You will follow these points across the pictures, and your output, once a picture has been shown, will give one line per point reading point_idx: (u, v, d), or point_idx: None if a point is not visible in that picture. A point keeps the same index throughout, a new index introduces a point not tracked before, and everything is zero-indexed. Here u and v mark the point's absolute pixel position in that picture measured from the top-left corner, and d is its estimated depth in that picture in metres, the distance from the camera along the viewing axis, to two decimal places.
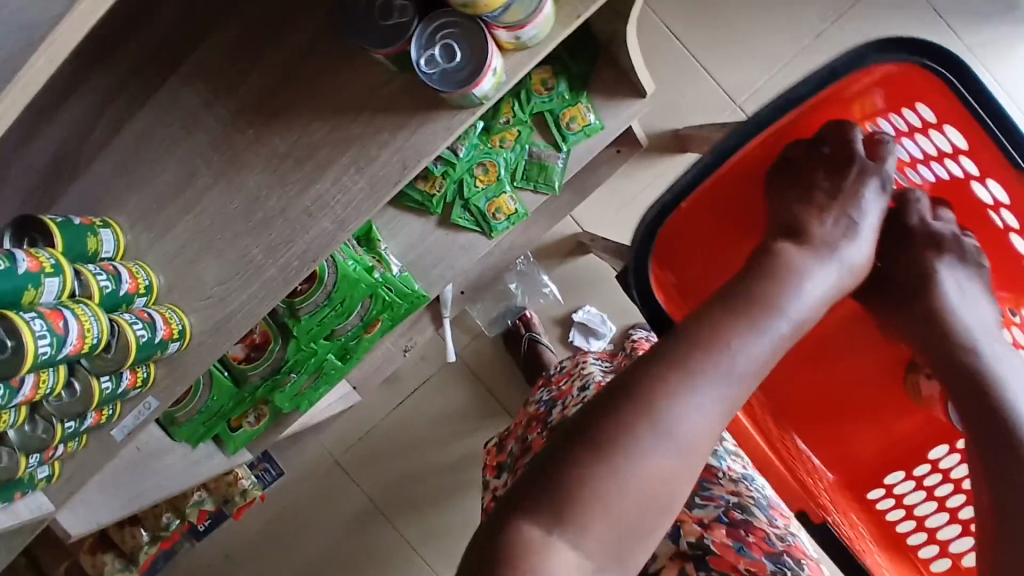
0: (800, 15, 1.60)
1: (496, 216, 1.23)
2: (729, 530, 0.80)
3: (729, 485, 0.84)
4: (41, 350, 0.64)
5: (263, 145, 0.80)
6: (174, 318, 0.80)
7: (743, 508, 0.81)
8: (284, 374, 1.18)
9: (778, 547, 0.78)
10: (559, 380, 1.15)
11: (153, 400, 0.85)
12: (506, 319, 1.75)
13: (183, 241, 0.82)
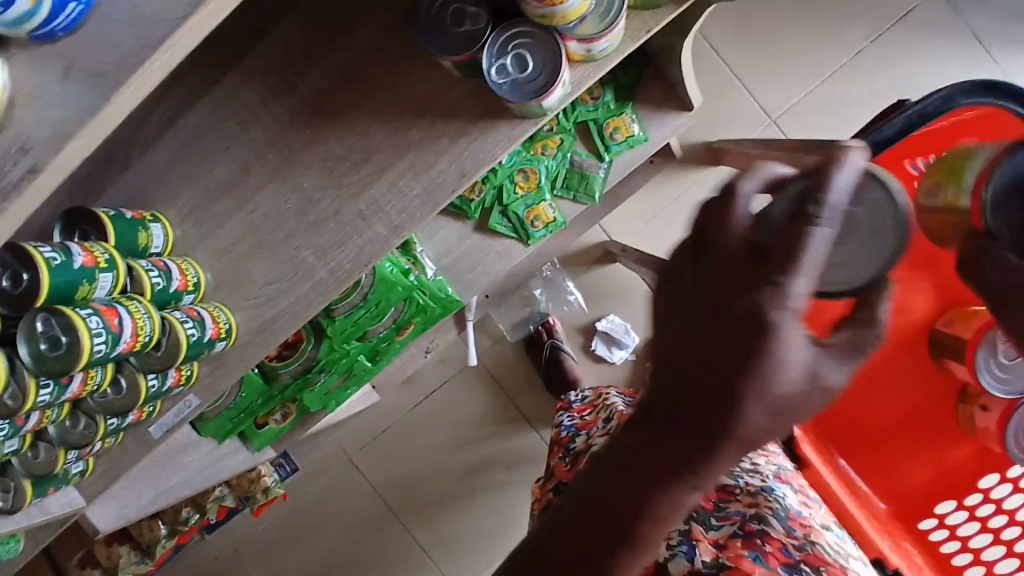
0: (841, 32, 1.57)
1: (535, 224, 1.21)
2: (744, 542, 0.74)
3: (747, 500, 0.78)
4: (97, 347, 0.63)
5: (320, 146, 0.79)
6: (221, 317, 0.79)
7: (760, 519, 0.75)
8: (314, 375, 1.17)
9: (796, 557, 0.72)
10: (582, 409, 1.13)
11: (193, 398, 0.84)
12: (529, 325, 1.75)
13: (234, 238, 0.81)
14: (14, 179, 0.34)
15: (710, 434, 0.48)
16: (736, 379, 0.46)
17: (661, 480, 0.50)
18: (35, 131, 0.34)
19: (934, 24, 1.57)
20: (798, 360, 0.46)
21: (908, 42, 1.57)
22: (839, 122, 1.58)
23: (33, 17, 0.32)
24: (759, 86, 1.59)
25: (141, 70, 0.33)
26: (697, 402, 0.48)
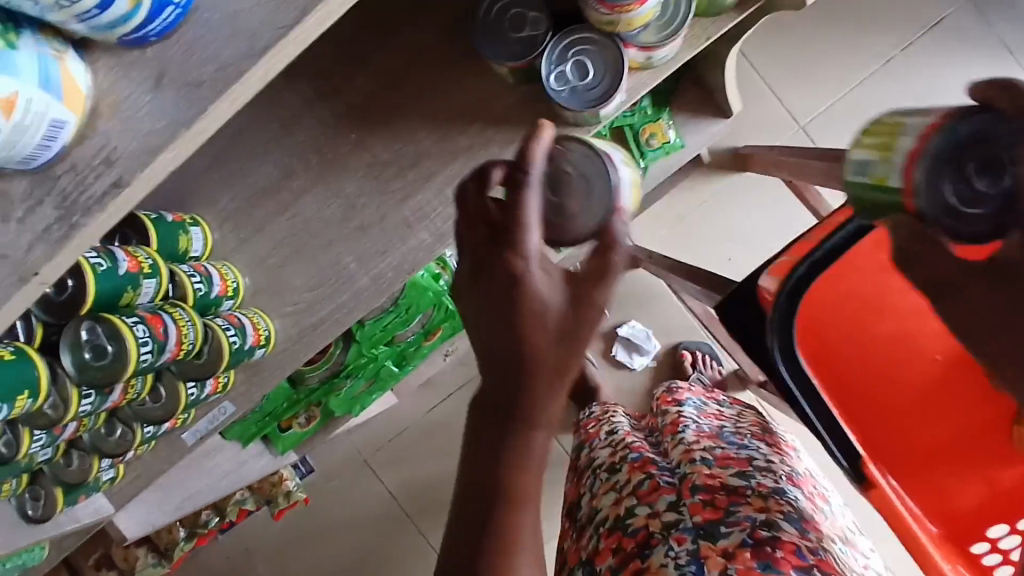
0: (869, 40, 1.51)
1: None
2: (754, 552, 0.65)
3: (757, 503, 0.70)
4: (143, 357, 0.61)
5: (366, 151, 0.77)
6: (261, 323, 0.77)
7: (770, 524, 0.67)
8: (341, 379, 1.15)
9: (809, 561, 0.65)
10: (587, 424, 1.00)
11: (228, 405, 0.82)
12: None
13: (274, 242, 0.79)
14: (96, 194, 0.32)
15: (501, 382, 0.45)
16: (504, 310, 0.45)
17: (496, 433, 0.46)
18: (121, 144, 0.32)
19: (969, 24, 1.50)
20: (546, 281, 0.45)
21: (938, 45, 1.50)
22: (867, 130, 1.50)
23: (128, 20, 0.29)
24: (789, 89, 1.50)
25: (237, 81, 0.31)
26: (500, 353, 0.45)
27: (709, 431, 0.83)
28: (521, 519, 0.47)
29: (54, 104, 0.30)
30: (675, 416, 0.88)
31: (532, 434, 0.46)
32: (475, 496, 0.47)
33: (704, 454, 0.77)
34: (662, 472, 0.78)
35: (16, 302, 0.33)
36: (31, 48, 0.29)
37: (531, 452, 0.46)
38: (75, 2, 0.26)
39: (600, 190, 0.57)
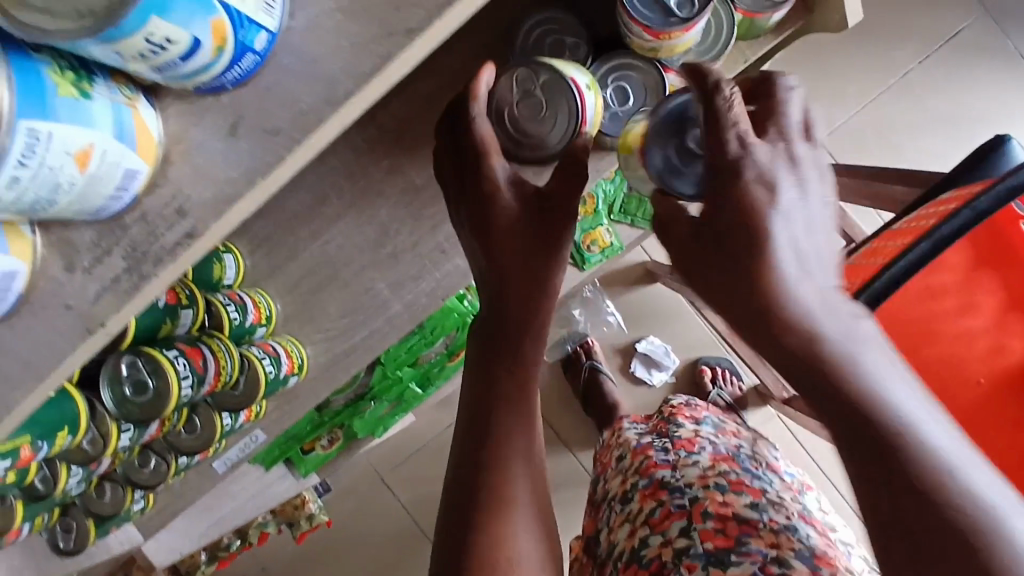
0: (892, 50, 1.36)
1: (590, 248, 1.17)
2: None
3: (769, 538, 0.66)
4: (184, 391, 0.61)
5: (399, 176, 0.74)
6: (295, 350, 0.77)
7: (781, 563, 0.63)
8: (366, 401, 1.13)
9: None
10: (602, 453, 0.93)
11: (259, 432, 0.81)
12: (566, 344, 1.56)
13: (306, 270, 0.78)
14: (168, 244, 0.32)
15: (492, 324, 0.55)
16: (486, 249, 0.54)
17: (489, 382, 0.54)
18: (194, 193, 0.31)
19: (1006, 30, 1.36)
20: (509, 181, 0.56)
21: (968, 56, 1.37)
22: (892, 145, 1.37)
23: (209, 68, 0.27)
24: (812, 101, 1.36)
25: (316, 130, 0.30)
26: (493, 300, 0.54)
27: (726, 454, 0.76)
28: (515, 474, 0.53)
29: (127, 154, 0.29)
30: (691, 432, 0.80)
31: (519, 390, 0.55)
32: (473, 464, 0.53)
33: (718, 478, 0.71)
34: (674, 496, 0.71)
35: (82, 352, 0.33)
36: (106, 97, 0.27)
37: (517, 400, 0.54)
38: (161, 53, 0.25)
39: (566, 114, 0.57)
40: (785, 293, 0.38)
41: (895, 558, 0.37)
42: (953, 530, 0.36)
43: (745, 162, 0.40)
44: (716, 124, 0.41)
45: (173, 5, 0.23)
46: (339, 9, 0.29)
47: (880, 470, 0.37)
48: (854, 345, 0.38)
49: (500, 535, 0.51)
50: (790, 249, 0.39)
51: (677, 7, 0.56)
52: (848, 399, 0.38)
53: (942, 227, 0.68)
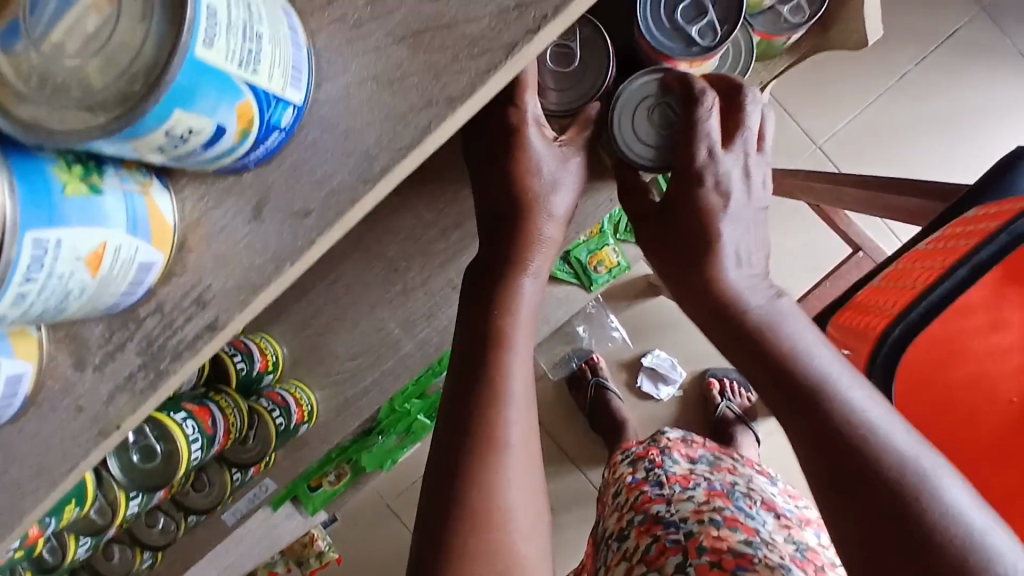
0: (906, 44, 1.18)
1: (597, 269, 0.92)
2: None
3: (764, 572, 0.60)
4: (194, 455, 0.57)
5: (407, 211, 0.65)
6: (304, 397, 0.70)
7: None
8: (373, 436, 1.09)
9: None
10: (605, 490, 0.88)
11: (270, 483, 0.74)
12: (571, 361, 1.37)
13: (312, 312, 0.70)
14: (187, 337, 0.29)
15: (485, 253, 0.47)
16: (488, 171, 0.46)
17: (474, 319, 0.46)
18: (216, 281, 0.28)
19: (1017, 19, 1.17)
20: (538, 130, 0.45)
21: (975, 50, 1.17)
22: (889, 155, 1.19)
23: (232, 152, 0.25)
24: (806, 109, 1.19)
25: (350, 210, 0.27)
26: (491, 227, 0.47)
27: (720, 490, 0.71)
28: (511, 416, 0.43)
29: (142, 246, 0.26)
30: (685, 469, 0.76)
31: (505, 321, 0.46)
32: (459, 413, 0.43)
33: (712, 514, 0.67)
34: (669, 531, 0.67)
35: (96, 456, 0.30)
36: (118, 189, 0.24)
37: (506, 331, 0.45)
38: (181, 145, 0.22)
39: (591, 84, 0.47)
40: (721, 272, 0.45)
41: (830, 508, 0.39)
42: (876, 477, 0.38)
43: (708, 167, 0.45)
44: (690, 134, 0.44)
45: (199, 96, 0.21)
46: (373, 78, 0.27)
47: (810, 423, 0.41)
48: (782, 318, 0.45)
49: (491, 487, 0.42)
50: (731, 243, 0.46)
51: (698, 35, 0.51)
52: (776, 359, 0.43)
53: (981, 249, 0.58)
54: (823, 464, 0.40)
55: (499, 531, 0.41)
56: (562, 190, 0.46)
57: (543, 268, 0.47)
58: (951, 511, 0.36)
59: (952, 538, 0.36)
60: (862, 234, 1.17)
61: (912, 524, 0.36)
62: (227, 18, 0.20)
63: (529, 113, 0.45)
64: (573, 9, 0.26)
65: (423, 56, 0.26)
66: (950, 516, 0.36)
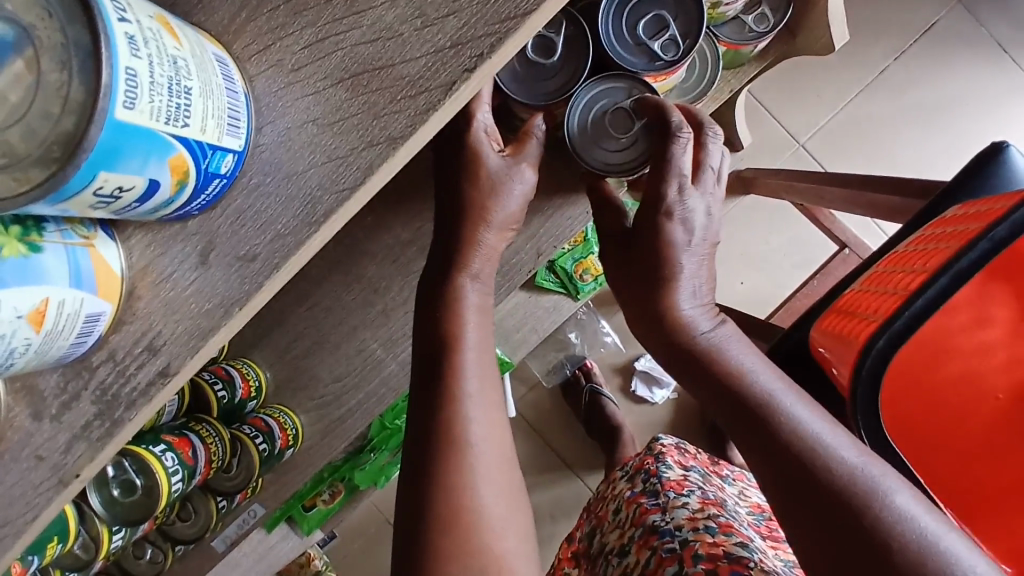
0: (887, 37, 1.17)
1: (583, 277, 0.85)
2: None
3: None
4: (174, 487, 0.56)
5: (384, 232, 0.62)
6: (287, 420, 0.69)
7: None
8: (365, 454, 1.00)
9: None
10: (597, 504, 0.88)
11: (258, 507, 0.73)
12: (566, 368, 1.28)
13: (294, 336, 0.68)
14: (140, 385, 0.29)
15: (437, 256, 0.46)
16: (447, 177, 0.45)
17: (425, 324, 0.45)
18: (166, 328, 0.28)
19: (992, 9, 1.16)
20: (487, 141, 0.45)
21: (953, 43, 1.17)
22: (871, 151, 1.18)
23: (173, 201, 0.25)
24: (784, 106, 1.18)
25: (296, 252, 0.27)
26: (448, 230, 0.46)
27: (713, 499, 0.72)
28: (470, 414, 0.44)
29: (88, 298, 0.26)
30: (680, 475, 0.77)
31: (455, 328, 0.45)
32: (421, 417, 0.44)
33: (707, 521, 0.67)
34: (665, 540, 0.67)
35: (57, 505, 0.30)
36: (59, 244, 0.24)
37: (458, 334, 0.45)
38: (113, 202, 0.22)
39: (556, 82, 0.50)
40: (677, 305, 0.47)
41: (788, 522, 0.41)
42: (830, 489, 0.39)
43: (675, 201, 0.46)
44: (664, 166, 0.46)
45: (125, 154, 0.21)
46: (313, 121, 0.27)
47: (763, 442, 0.43)
48: (729, 343, 0.47)
49: (459, 490, 0.42)
50: (688, 277, 0.47)
51: (661, 50, 0.50)
52: (723, 379, 0.45)
53: (962, 256, 0.53)
54: (777, 476, 0.41)
55: (473, 533, 0.42)
56: (521, 189, 0.46)
57: (487, 271, 0.47)
58: (902, 516, 0.38)
59: (907, 542, 0.37)
60: (847, 231, 1.19)
61: (868, 533, 0.38)
62: (149, 77, 0.21)
63: (478, 124, 0.45)
64: (509, 47, 0.26)
65: (362, 96, 0.26)
66: (902, 521, 0.38)
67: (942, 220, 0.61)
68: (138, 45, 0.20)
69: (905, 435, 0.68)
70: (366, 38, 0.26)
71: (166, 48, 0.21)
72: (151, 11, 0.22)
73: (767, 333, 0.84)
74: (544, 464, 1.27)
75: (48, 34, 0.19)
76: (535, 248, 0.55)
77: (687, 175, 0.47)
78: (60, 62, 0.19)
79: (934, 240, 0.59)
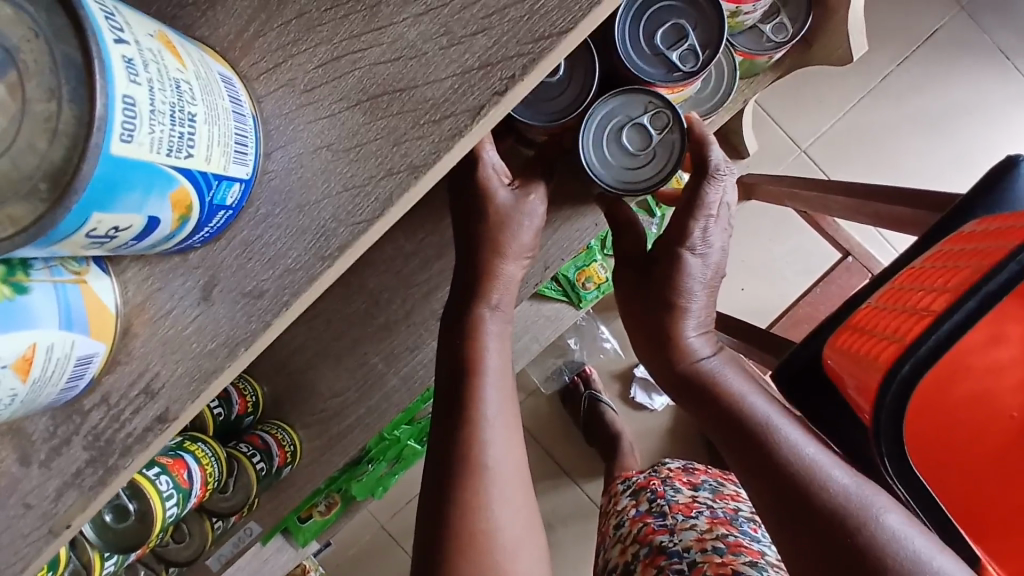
0: (894, 45, 1.15)
1: (585, 285, 0.84)
2: None
3: None
4: (169, 511, 0.54)
5: (387, 243, 0.60)
6: (285, 438, 0.66)
7: None
8: (363, 465, 0.98)
9: None
10: (602, 520, 0.87)
11: (254, 525, 0.71)
12: (564, 375, 1.26)
13: (292, 349, 0.66)
14: (137, 430, 0.27)
15: None
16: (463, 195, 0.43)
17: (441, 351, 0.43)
18: (164, 370, 0.26)
19: (997, 15, 1.15)
20: (496, 178, 0.43)
21: (961, 50, 1.15)
22: (877, 159, 1.17)
23: (174, 236, 0.22)
24: (788, 113, 1.17)
25: (308, 289, 0.25)
26: (465, 251, 0.44)
27: (723, 516, 0.70)
28: (486, 435, 0.42)
29: (80, 340, 0.24)
30: (689, 497, 0.75)
31: (476, 351, 0.43)
32: (441, 439, 0.42)
33: (715, 541, 0.66)
34: (673, 562, 0.66)
35: (46, 556, 0.28)
36: (48, 282, 0.22)
37: (480, 359, 0.43)
38: (109, 242, 0.20)
39: (573, 94, 0.49)
40: (683, 331, 0.48)
41: (781, 539, 0.41)
42: (827, 509, 0.40)
43: (699, 239, 0.47)
44: (693, 209, 0.47)
45: (123, 192, 0.19)
46: (326, 146, 0.24)
47: (758, 462, 0.43)
48: (729, 370, 0.48)
49: (472, 508, 0.40)
50: (696, 308, 0.48)
51: (679, 60, 0.48)
52: (728, 403, 0.46)
53: (988, 280, 0.50)
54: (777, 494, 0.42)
55: (487, 553, 0.40)
56: (530, 222, 0.44)
57: (506, 301, 0.45)
58: (896, 535, 0.38)
59: (902, 561, 0.37)
60: (851, 238, 1.17)
61: (863, 551, 0.38)
62: (149, 105, 0.18)
63: (486, 164, 0.43)
64: (543, 68, 0.24)
65: (381, 121, 0.24)
66: (896, 539, 0.38)
67: (961, 236, 0.60)
68: (137, 69, 0.18)
69: (923, 451, 0.61)
70: (386, 57, 0.24)
71: (168, 70, 0.19)
72: (152, 29, 0.20)
73: (776, 344, 0.82)
74: (544, 472, 1.25)
75: (34, 57, 0.17)
76: (543, 262, 0.53)
77: (717, 212, 0.48)
78: (49, 89, 0.17)
79: (951, 259, 0.58)
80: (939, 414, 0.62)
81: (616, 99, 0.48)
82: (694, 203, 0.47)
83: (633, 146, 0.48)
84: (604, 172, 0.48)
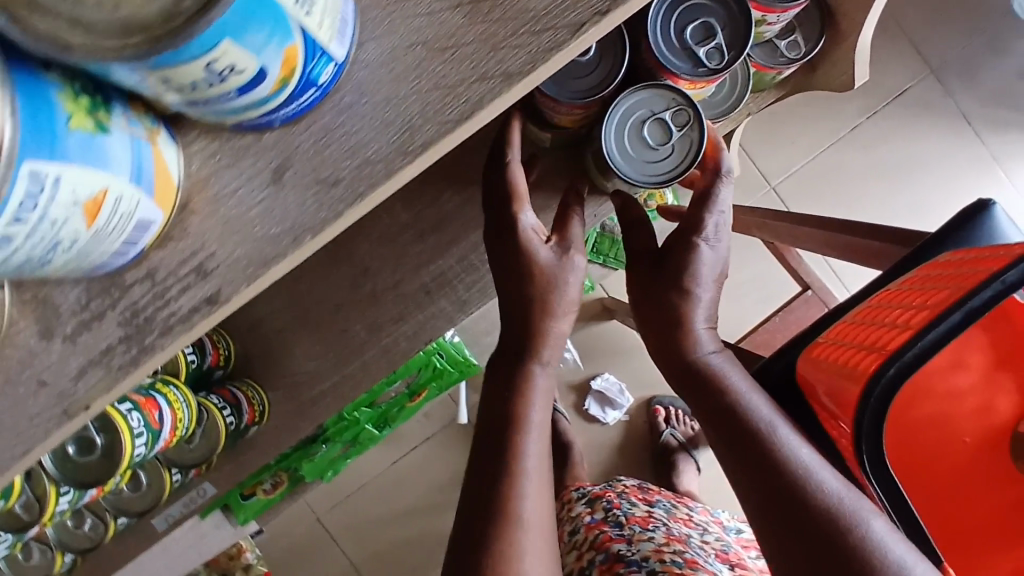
0: (867, 96, 1.22)
1: None
2: None
3: None
4: (136, 451, 0.50)
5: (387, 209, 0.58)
6: (255, 396, 0.63)
7: None
8: (317, 444, 0.95)
9: None
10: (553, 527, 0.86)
11: (209, 487, 0.67)
12: None
13: (265, 313, 0.63)
14: (181, 310, 0.26)
15: None
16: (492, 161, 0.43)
17: None
18: (221, 250, 0.25)
19: (964, 80, 1.22)
20: (534, 236, 0.44)
21: (928, 109, 1.22)
22: (839, 200, 1.23)
23: (265, 103, 0.22)
24: (763, 148, 1.22)
25: (384, 183, 0.25)
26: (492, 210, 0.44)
27: (678, 535, 0.72)
28: (524, 489, 0.43)
29: (144, 200, 0.23)
30: (645, 512, 0.77)
31: (522, 405, 0.45)
32: (479, 492, 0.43)
33: (673, 555, 0.67)
34: (631, 570, 0.66)
35: (56, 439, 0.26)
36: (124, 132, 0.21)
37: (523, 413, 0.44)
38: (217, 84, 0.20)
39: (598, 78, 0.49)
40: (691, 322, 0.50)
41: (775, 545, 0.43)
42: (819, 513, 0.42)
43: (712, 231, 0.49)
44: (703, 203, 0.49)
45: (251, 30, 0.18)
46: (422, 43, 0.24)
47: (757, 465, 0.45)
48: (730, 367, 0.50)
49: (508, 557, 0.41)
50: (704, 304, 0.50)
51: (705, 57, 0.49)
52: (730, 403, 0.48)
53: (973, 297, 0.53)
54: (772, 497, 0.44)
55: None
56: (575, 276, 0.44)
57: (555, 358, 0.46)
58: (879, 542, 0.41)
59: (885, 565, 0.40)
60: (811, 272, 1.17)
61: (852, 557, 0.41)
62: None
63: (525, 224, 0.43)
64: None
65: (479, 26, 0.24)
66: (881, 544, 0.41)
67: (940, 261, 0.63)
68: None
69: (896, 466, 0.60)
70: None
71: None
72: None
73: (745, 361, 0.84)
74: None
75: None
76: None
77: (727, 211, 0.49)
78: None
79: (932, 281, 0.60)
80: (907, 433, 0.60)
81: (638, 93, 0.49)
82: (706, 195, 0.49)
83: (651, 138, 0.50)
84: (619, 160, 0.49)
